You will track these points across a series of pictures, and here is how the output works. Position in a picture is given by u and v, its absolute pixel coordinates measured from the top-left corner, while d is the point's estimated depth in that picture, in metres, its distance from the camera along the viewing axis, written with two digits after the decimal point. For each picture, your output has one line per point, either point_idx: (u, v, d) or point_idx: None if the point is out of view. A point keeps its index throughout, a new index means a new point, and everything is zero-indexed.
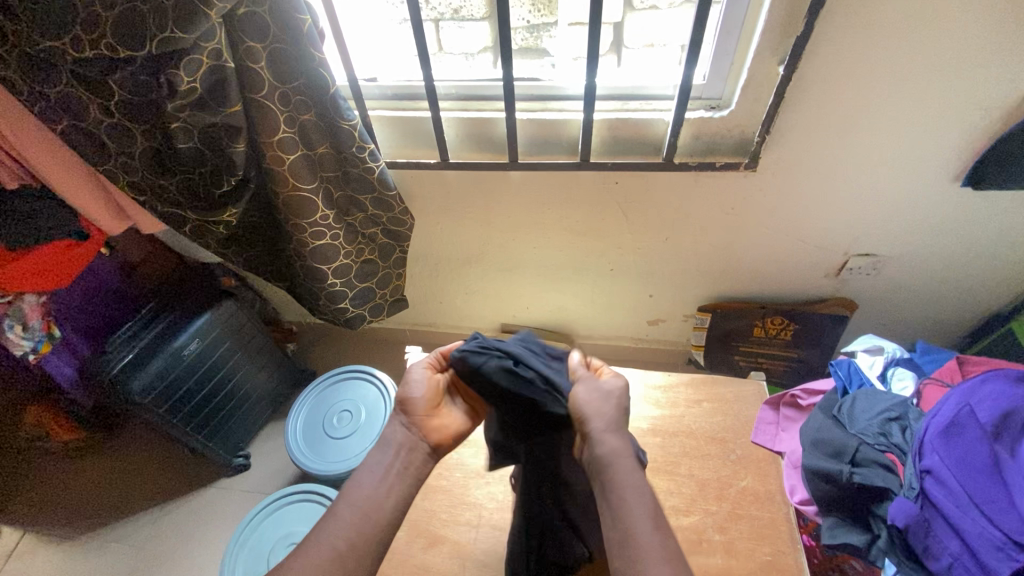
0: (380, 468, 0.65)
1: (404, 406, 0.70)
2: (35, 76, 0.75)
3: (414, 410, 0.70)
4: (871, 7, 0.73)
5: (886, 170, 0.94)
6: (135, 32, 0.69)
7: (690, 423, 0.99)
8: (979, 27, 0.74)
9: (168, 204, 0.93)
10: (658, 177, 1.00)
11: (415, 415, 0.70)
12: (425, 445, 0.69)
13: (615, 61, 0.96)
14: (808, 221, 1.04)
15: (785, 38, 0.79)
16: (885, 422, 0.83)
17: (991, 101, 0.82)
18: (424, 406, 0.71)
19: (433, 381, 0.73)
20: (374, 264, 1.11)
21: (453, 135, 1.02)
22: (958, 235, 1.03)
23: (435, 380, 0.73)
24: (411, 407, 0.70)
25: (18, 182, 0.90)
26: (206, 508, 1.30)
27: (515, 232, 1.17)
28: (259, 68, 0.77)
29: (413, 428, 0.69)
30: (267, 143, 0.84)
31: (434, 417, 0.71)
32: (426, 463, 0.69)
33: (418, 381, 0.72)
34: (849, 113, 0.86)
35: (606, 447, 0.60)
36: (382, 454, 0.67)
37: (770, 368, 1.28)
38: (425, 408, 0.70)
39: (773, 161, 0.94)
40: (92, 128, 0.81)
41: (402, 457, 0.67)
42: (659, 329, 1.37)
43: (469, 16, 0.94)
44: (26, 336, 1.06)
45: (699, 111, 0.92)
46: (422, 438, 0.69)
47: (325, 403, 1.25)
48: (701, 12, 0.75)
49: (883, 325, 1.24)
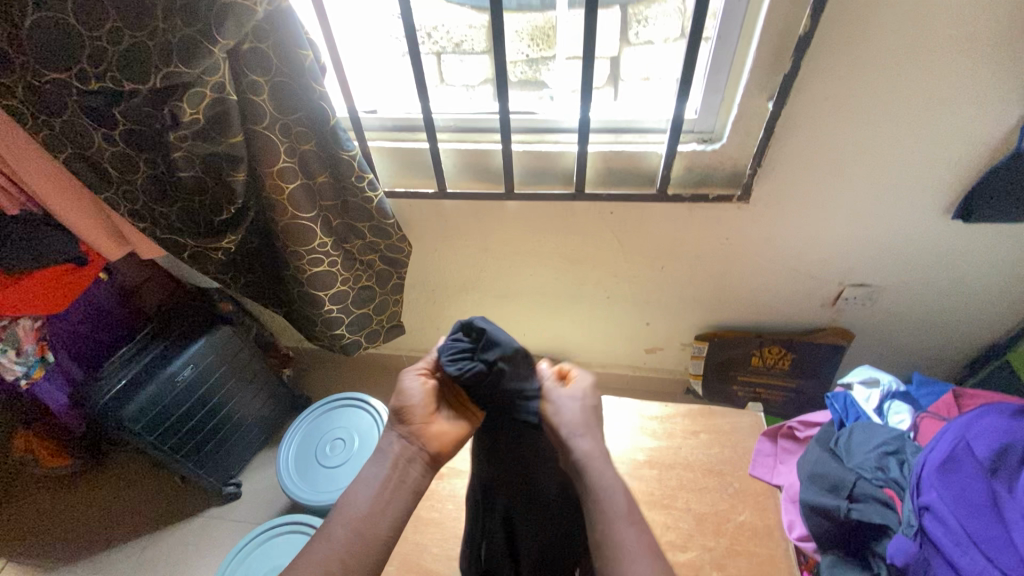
0: (374, 482, 0.63)
1: (401, 416, 0.66)
2: (37, 106, 0.76)
3: (408, 420, 0.66)
4: (854, 50, 0.76)
5: (877, 202, 0.95)
6: (139, 65, 0.71)
7: (687, 454, 0.98)
8: (958, 68, 0.76)
9: (166, 230, 0.94)
10: (652, 208, 1.01)
11: (413, 423, 0.66)
12: (422, 456, 0.65)
13: (612, 94, 0.99)
14: (802, 251, 1.05)
15: (774, 76, 0.81)
16: (883, 456, 0.82)
17: (975, 137, 0.84)
18: (420, 414, 0.66)
19: (428, 388, 0.67)
20: (371, 290, 1.11)
21: (450, 164, 1.04)
22: (952, 267, 1.04)
23: (430, 385, 0.67)
24: (405, 416, 0.66)
25: (18, 207, 0.92)
26: (194, 539, 1.27)
27: (512, 260, 1.18)
28: (261, 100, 0.79)
29: (410, 438, 0.66)
30: (267, 172, 0.86)
31: (431, 424, 0.66)
32: (423, 476, 0.65)
33: (413, 388, 0.67)
34: (837, 148, 0.88)
35: (582, 445, 0.59)
36: (374, 468, 0.64)
37: (768, 398, 1.27)
38: (421, 415, 0.66)
39: (765, 193, 0.96)
40: (95, 157, 0.83)
41: (397, 471, 0.64)
42: (657, 358, 1.36)
43: (470, 50, 1.00)
44: (19, 361, 1.06)
45: (691, 144, 0.94)
46: (420, 450, 0.65)
47: (318, 431, 1.24)
48: (691, 50, 0.78)
49: (881, 355, 1.24)
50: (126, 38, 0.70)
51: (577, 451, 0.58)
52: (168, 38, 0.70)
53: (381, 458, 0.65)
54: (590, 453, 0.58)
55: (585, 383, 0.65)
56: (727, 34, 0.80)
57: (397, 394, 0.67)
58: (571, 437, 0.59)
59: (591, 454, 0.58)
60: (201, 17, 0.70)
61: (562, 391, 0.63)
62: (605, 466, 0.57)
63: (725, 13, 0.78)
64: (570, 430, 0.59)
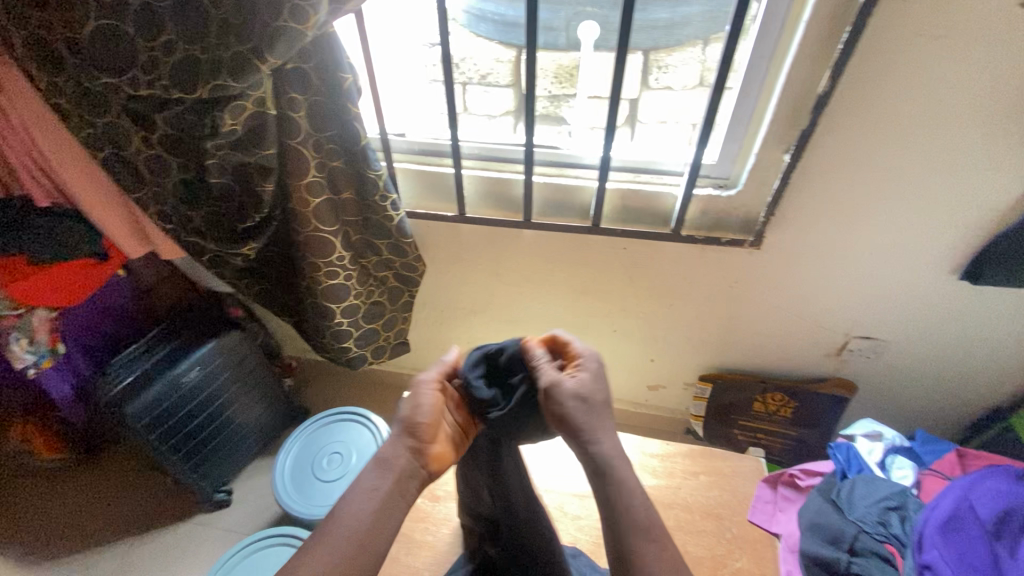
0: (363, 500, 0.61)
1: (411, 429, 0.64)
2: (85, 105, 0.80)
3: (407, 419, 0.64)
4: (869, 110, 0.79)
5: (885, 258, 0.97)
6: (187, 76, 0.72)
7: (685, 495, 0.97)
8: (968, 136, 0.80)
9: (191, 233, 0.97)
10: (664, 247, 1.04)
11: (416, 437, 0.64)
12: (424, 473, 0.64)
13: (628, 133, 1.03)
14: (810, 301, 1.07)
15: (791, 130, 0.85)
16: (884, 511, 0.83)
17: (983, 203, 0.87)
18: (427, 432, 0.64)
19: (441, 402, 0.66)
20: (382, 306, 1.13)
21: (471, 191, 1.07)
22: (956, 327, 1.05)
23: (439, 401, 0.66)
24: (411, 428, 0.64)
25: (49, 198, 0.94)
26: (178, 546, 1.25)
27: (522, 287, 1.20)
28: (298, 117, 0.82)
29: (416, 454, 0.64)
30: (294, 185, 0.88)
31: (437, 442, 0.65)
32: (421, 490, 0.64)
33: (426, 404, 0.65)
34: (847, 203, 0.91)
35: (603, 450, 0.60)
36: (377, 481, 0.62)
37: (768, 445, 1.26)
38: (432, 432, 0.64)
39: (776, 241, 0.98)
40: (131, 156, 0.86)
41: (400, 486, 0.62)
42: (659, 395, 1.36)
43: (495, 82, 1.07)
44: (30, 350, 1.08)
45: (708, 188, 0.96)
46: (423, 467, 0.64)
47: (315, 444, 1.23)
48: (714, 99, 0.82)
49: (883, 409, 1.24)
50: (180, 51, 0.71)
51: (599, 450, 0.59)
52: (219, 54, 0.71)
53: (384, 470, 0.63)
54: (612, 455, 0.60)
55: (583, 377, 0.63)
56: (749, 86, 0.84)
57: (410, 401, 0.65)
58: (591, 443, 0.60)
59: (614, 462, 0.60)
60: (254, 38, 0.70)
61: (567, 389, 0.61)
62: (629, 478, 0.59)
63: (748, 67, 0.82)
64: (591, 434, 0.60)
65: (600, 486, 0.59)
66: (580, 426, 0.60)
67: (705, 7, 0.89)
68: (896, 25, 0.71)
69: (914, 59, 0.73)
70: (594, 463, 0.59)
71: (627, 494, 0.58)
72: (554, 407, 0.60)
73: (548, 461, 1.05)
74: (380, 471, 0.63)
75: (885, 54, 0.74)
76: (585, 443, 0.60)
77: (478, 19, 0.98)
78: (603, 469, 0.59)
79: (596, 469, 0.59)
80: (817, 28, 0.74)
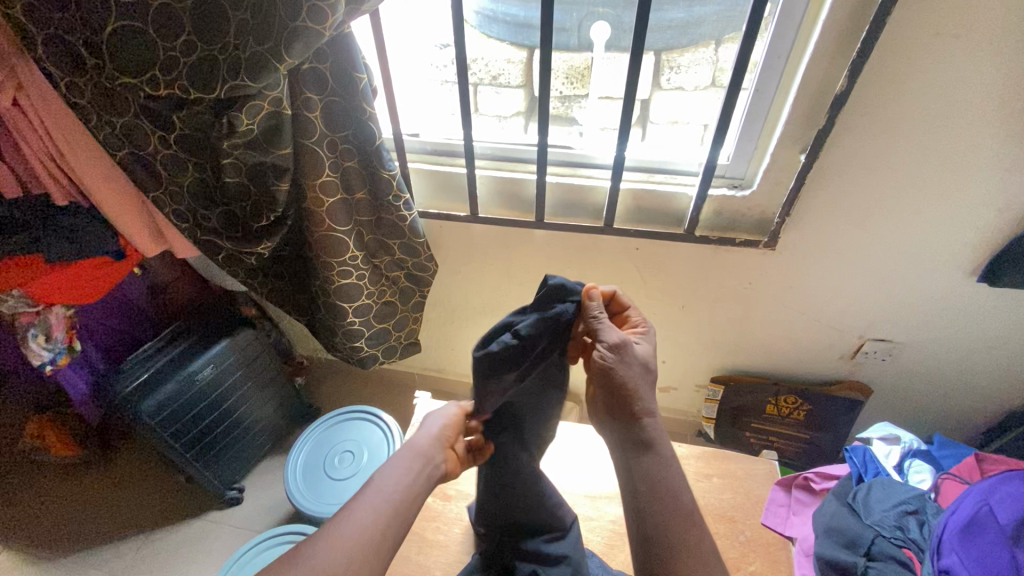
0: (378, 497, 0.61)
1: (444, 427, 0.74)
2: (104, 106, 0.81)
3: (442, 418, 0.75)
4: (887, 110, 0.79)
5: (901, 260, 0.96)
6: (206, 77, 0.73)
7: (698, 497, 0.97)
8: (989, 135, 0.78)
9: (206, 232, 0.97)
10: (677, 247, 1.03)
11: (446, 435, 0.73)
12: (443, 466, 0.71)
13: (640, 134, 1.03)
14: (824, 302, 1.06)
15: (807, 130, 0.84)
16: (901, 515, 0.82)
17: (1004, 204, 0.85)
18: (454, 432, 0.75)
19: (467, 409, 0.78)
20: (393, 306, 1.13)
21: (484, 191, 1.07)
22: (974, 330, 1.03)
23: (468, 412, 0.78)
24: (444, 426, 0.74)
25: (67, 198, 0.95)
26: (191, 543, 1.26)
27: (534, 287, 1.19)
28: (313, 117, 0.83)
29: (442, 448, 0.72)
30: (309, 185, 0.89)
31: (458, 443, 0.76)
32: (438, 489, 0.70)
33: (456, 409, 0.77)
34: (863, 204, 0.90)
35: (653, 428, 0.62)
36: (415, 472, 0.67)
37: (781, 448, 1.25)
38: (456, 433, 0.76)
39: (791, 242, 0.97)
40: (149, 157, 0.87)
41: (425, 470, 0.68)
42: (670, 397, 1.35)
43: (506, 83, 1.07)
44: (47, 347, 1.09)
45: (722, 189, 0.96)
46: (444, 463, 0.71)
47: (327, 442, 1.24)
48: (729, 98, 0.81)
49: (898, 413, 1.22)
50: (198, 51, 0.72)
51: (648, 431, 0.62)
52: (237, 54, 0.72)
53: (414, 457, 0.69)
54: (657, 436, 0.62)
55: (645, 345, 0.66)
56: (765, 86, 0.83)
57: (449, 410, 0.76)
58: (642, 415, 0.62)
59: (658, 442, 0.62)
60: (272, 39, 0.71)
61: (632, 356, 0.62)
62: (669, 459, 0.61)
63: (764, 66, 0.81)
64: (644, 406, 0.62)
65: (634, 460, 0.61)
66: (632, 396, 0.61)
67: (719, 7, 0.89)
68: (915, 24, 0.70)
69: (933, 58, 0.73)
70: (637, 436, 0.61)
71: (669, 478, 0.60)
72: (614, 372, 0.61)
73: (559, 462, 1.04)
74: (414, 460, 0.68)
75: (904, 53, 0.73)
76: (631, 414, 0.61)
77: (490, 20, 0.98)
78: (645, 443, 0.61)
79: (639, 440, 0.61)
80: (835, 27, 0.73)
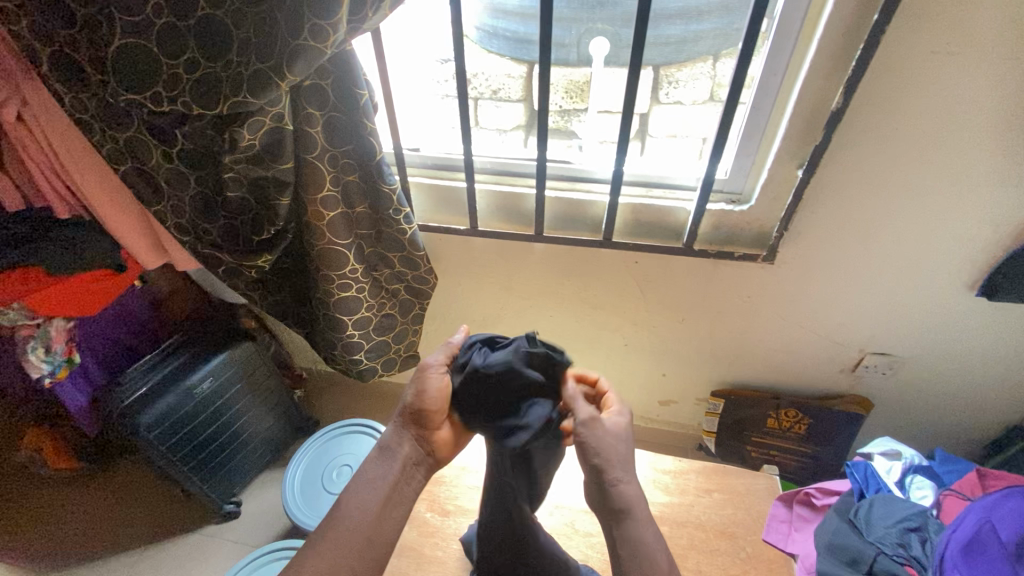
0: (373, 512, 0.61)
1: (417, 420, 0.68)
2: (108, 122, 0.82)
3: (410, 409, 0.68)
4: (881, 127, 0.80)
5: (900, 274, 0.96)
6: (209, 93, 0.74)
7: (698, 513, 0.96)
8: (984, 151, 0.79)
9: (207, 245, 0.98)
10: (676, 261, 1.03)
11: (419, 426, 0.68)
12: (428, 457, 0.69)
13: (639, 148, 1.04)
14: (823, 316, 1.06)
15: (804, 145, 0.85)
16: (903, 532, 0.81)
17: (1000, 219, 0.86)
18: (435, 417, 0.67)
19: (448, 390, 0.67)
20: (393, 319, 1.13)
21: (484, 205, 1.08)
22: (975, 344, 1.03)
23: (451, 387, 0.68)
24: (416, 418, 0.68)
25: (69, 211, 0.96)
26: (186, 558, 1.25)
27: (534, 300, 1.20)
28: (315, 132, 0.84)
29: (420, 441, 0.68)
30: (310, 199, 0.90)
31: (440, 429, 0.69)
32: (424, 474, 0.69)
33: (433, 392, 0.67)
34: (860, 218, 0.90)
35: (628, 492, 0.62)
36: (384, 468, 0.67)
37: (782, 462, 1.24)
38: (437, 420, 0.68)
39: (790, 256, 0.97)
40: (151, 171, 0.88)
41: (405, 472, 0.67)
42: (670, 411, 1.35)
43: (506, 97, 1.08)
44: (47, 360, 1.09)
45: (720, 203, 0.96)
46: (428, 452, 0.69)
47: (327, 455, 1.23)
48: (726, 115, 0.82)
49: (899, 427, 1.22)
50: (202, 68, 0.73)
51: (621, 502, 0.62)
52: (241, 71, 0.73)
53: (390, 458, 0.68)
54: (632, 500, 0.62)
55: (619, 419, 0.65)
56: (762, 102, 0.84)
57: (417, 385, 0.68)
58: (616, 485, 0.62)
59: (634, 502, 0.62)
60: (274, 56, 0.72)
61: (605, 430, 0.62)
62: (646, 520, 0.62)
63: (760, 83, 0.82)
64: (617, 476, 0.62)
65: (614, 523, 0.63)
66: (607, 468, 0.61)
67: (716, 25, 0.89)
68: (908, 42, 0.71)
69: (928, 75, 0.74)
70: (613, 503, 0.62)
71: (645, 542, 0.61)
72: (590, 449, 0.61)
73: (558, 476, 1.04)
74: (385, 461, 0.68)
75: (898, 71, 0.74)
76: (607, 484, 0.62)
77: (490, 36, 0.99)
78: (622, 509, 0.62)
79: (615, 508, 0.62)
80: (829, 46, 0.75)
